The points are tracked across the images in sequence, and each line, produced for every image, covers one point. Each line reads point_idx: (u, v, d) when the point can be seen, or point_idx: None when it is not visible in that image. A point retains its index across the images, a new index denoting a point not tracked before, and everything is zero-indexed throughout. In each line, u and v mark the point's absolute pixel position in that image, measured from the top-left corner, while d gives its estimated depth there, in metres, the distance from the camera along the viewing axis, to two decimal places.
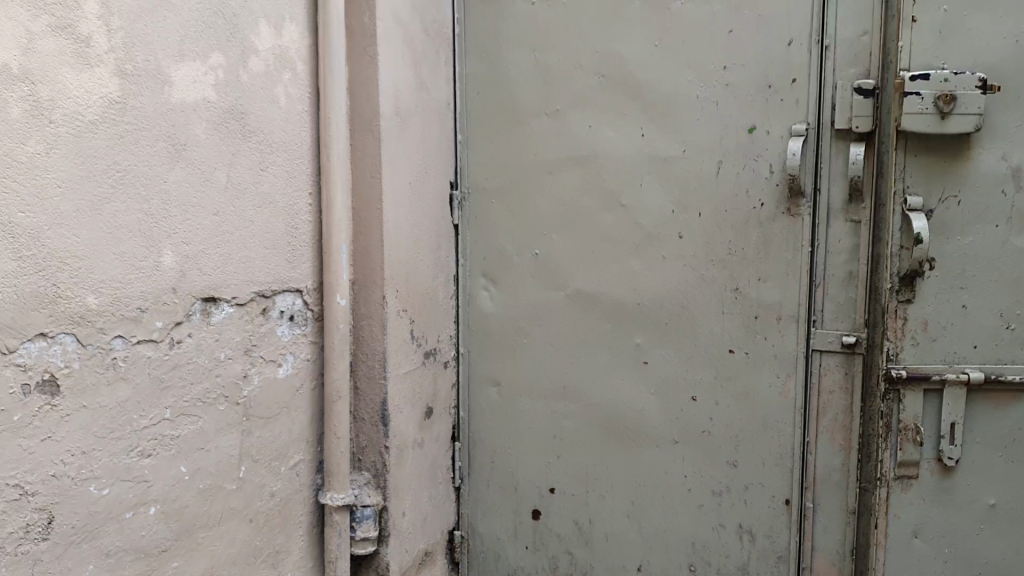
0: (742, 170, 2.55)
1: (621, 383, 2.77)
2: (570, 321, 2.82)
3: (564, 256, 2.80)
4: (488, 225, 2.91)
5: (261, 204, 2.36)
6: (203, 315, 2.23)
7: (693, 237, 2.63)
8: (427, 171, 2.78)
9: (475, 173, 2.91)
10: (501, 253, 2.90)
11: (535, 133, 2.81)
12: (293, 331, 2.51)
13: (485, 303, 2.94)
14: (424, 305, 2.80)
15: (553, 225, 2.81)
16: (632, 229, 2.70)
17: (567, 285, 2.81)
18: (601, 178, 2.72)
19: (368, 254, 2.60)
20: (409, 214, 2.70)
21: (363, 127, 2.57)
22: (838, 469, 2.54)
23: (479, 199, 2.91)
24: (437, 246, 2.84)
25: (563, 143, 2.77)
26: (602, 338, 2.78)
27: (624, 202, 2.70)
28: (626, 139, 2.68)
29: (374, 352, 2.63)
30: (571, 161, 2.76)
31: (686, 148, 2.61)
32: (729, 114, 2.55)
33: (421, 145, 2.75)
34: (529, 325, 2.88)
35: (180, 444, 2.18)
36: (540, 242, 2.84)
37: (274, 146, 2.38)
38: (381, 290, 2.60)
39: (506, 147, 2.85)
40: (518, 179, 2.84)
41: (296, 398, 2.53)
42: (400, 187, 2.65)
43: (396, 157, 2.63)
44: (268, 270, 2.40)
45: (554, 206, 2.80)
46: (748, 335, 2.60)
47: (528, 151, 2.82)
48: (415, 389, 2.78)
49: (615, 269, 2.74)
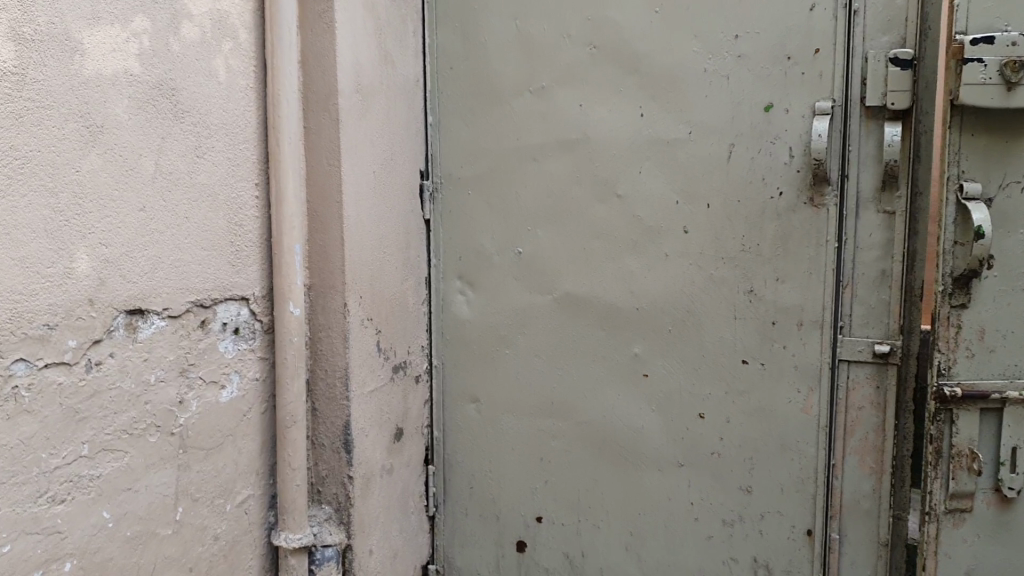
0: (756, 155, 2.22)
1: (617, 398, 2.43)
2: (559, 329, 2.48)
3: (551, 255, 2.46)
4: (464, 220, 2.56)
5: (196, 198, 1.99)
6: (128, 331, 1.86)
7: (700, 232, 2.29)
8: (393, 159, 2.42)
9: (447, 161, 2.56)
10: (479, 251, 2.55)
11: (516, 115, 2.46)
12: (238, 346, 2.14)
13: (460, 309, 2.59)
14: (391, 313, 2.44)
15: (538, 220, 2.47)
16: (629, 224, 2.36)
17: (554, 287, 2.47)
18: (593, 166, 2.38)
19: (326, 255, 2.24)
20: (371, 208, 2.33)
21: (318, 108, 2.21)
22: (869, 496, 2.21)
23: (453, 190, 2.56)
24: (405, 244, 2.49)
25: (549, 126, 2.42)
26: (594, 348, 2.44)
27: (620, 192, 2.36)
28: (622, 120, 2.34)
29: (334, 368, 2.27)
30: (558, 146, 2.42)
31: (692, 129, 2.28)
32: (741, 91, 2.22)
33: (386, 128, 2.39)
34: (511, 333, 2.53)
35: (102, 485, 1.81)
36: (523, 238, 2.49)
37: (212, 129, 2.01)
38: (343, 297, 2.24)
39: (483, 130, 2.50)
40: (497, 167, 2.50)
41: (243, 424, 2.17)
42: (362, 177, 2.29)
43: (358, 142, 2.27)
44: (206, 276, 2.03)
45: (539, 198, 2.46)
46: (764, 344, 2.27)
47: (508, 135, 2.47)
48: (382, 408, 2.42)
49: (609, 269, 2.40)
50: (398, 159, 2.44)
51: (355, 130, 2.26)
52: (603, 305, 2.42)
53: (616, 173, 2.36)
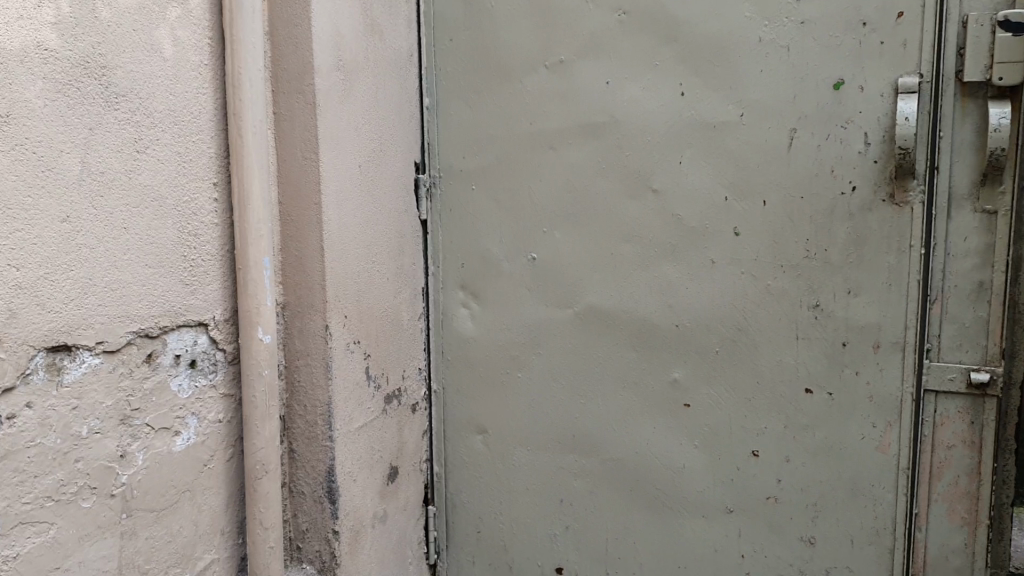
0: (824, 142, 1.83)
1: (652, 432, 2.05)
2: (582, 349, 2.09)
3: (572, 262, 2.07)
4: (467, 221, 2.16)
5: (135, 205, 1.59)
6: (50, 373, 1.46)
7: (754, 235, 1.91)
8: (383, 149, 2.02)
9: (447, 150, 2.16)
10: (486, 257, 2.16)
11: (530, 95, 2.06)
12: (195, 382, 1.75)
13: (464, 324, 2.20)
14: (382, 332, 2.05)
15: (557, 220, 2.07)
16: (667, 225, 1.97)
17: (576, 300, 2.08)
18: (623, 156, 1.99)
19: (304, 268, 1.85)
20: (356, 209, 1.94)
21: (291, 90, 1.81)
22: (959, 552, 1.83)
23: (454, 185, 2.17)
24: (399, 250, 2.10)
25: (569, 108, 2.03)
26: (625, 372, 2.06)
27: (655, 188, 1.97)
28: (658, 101, 1.95)
29: (315, 404, 1.89)
30: (581, 132, 2.02)
31: (744, 111, 1.89)
32: (805, 64, 1.83)
33: (374, 113, 1.99)
34: (525, 354, 2.15)
35: (19, 569, 1.41)
36: (539, 241, 2.10)
37: (156, 117, 1.61)
38: (324, 318, 1.86)
39: (489, 114, 2.11)
40: (507, 158, 2.10)
41: (203, 476, 1.78)
42: (345, 171, 1.90)
43: (340, 130, 1.88)
44: (152, 299, 1.64)
45: (557, 195, 2.06)
46: (832, 370, 1.88)
47: (520, 120, 2.08)
48: (373, 446, 2.04)
49: (643, 279, 2.01)
50: (389, 149, 2.05)
51: (337, 115, 1.87)
52: (635, 321, 2.03)
53: (651, 165, 1.97)
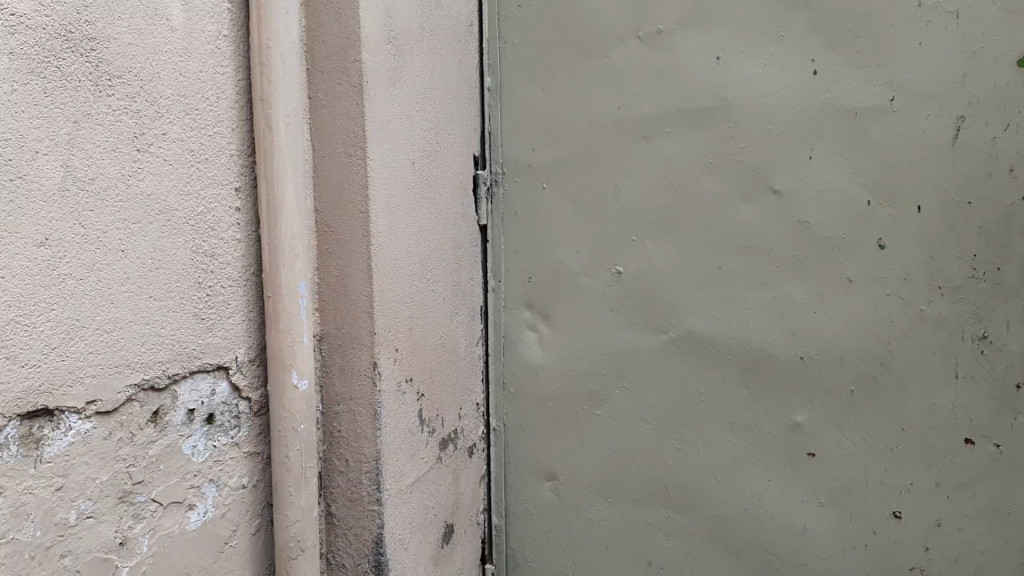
0: (1000, 133, 1.45)
1: (767, 485, 1.68)
2: (678, 383, 1.72)
3: (667, 278, 1.70)
4: (538, 226, 1.80)
5: (135, 221, 1.21)
6: (25, 446, 1.08)
7: (904, 250, 1.53)
8: (438, 141, 1.64)
9: (514, 141, 1.80)
10: (559, 270, 1.79)
11: (619, 73, 1.69)
12: (212, 442, 1.37)
13: (530, 350, 1.84)
14: (437, 364, 1.68)
15: (649, 227, 1.70)
16: (791, 235, 1.60)
17: (672, 323, 1.71)
18: (736, 149, 1.62)
19: (348, 293, 1.48)
20: (407, 217, 1.56)
21: (333, 69, 1.43)
22: None
23: (521, 183, 1.80)
24: (455, 263, 1.73)
25: (668, 90, 1.65)
26: (732, 413, 1.69)
27: (777, 189, 1.60)
28: (783, 81, 1.57)
29: (360, 461, 1.51)
30: (683, 120, 1.65)
31: (895, 94, 1.50)
32: (978, 34, 1.45)
33: (429, 96, 1.61)
34: (606, 387, 1.78)
35: None
36: (625, 252, 1.73)
37: (161, 104, 1.23)
38: (372, 356, 1.48)
39: (566, 97, 1.73)
40: (588, 151, 1.73)
41: (223, 559, 1.40)
42: (397, 169, 1.52)
43: (391, 119, 1.50)
44: (157, 341, 1.26)
45: (650, 196, 1.69)
46: (1002, 417, 1.51)
47: (604, 104, 1.70)
48: (426, 505, 1.66)
49: (758, 300, 1.64)
50: (445, 141, 1.67)
51: (388, 101, 1.49)
52: (747, 351, 1.66)
53: (773, 160, 1.60)
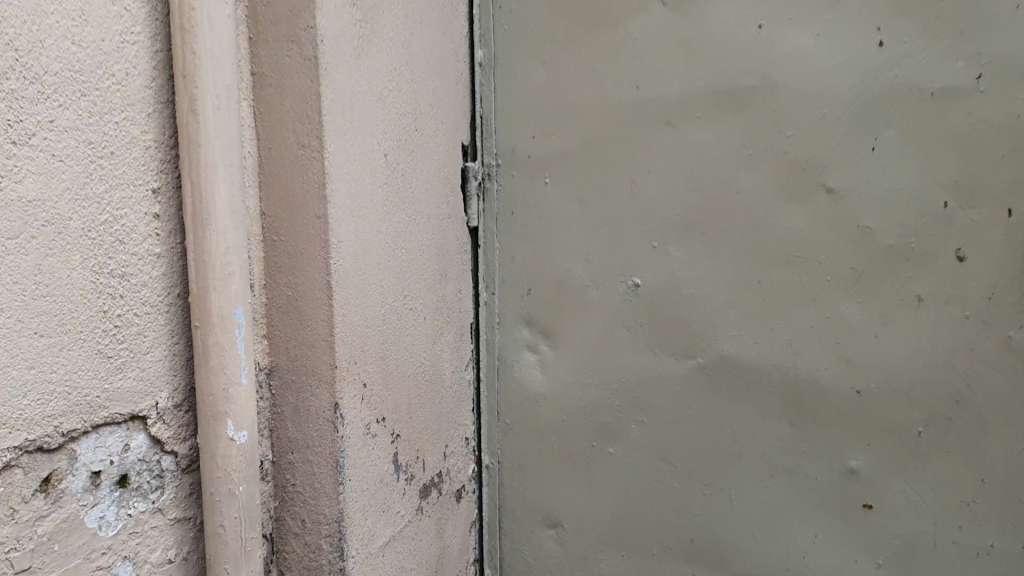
0: None
1: (814, 542, 1.40)
2: (707, 419, 1.43)
3: (694, 293, 1.41)
4: (538, 229, 1.51)
5: (13, 235, 0.90)
6: None
7: (990, 262, 1.24)
8: (418, 129, 1.35)
9: (509, 127, 1.50)
10: (564, 281, 1.50)
11: (638, 45, 1.39)
12: (125, 510, 1.08)
13: (529, 375, 1.55)
14: (417, 397, 1.39)
15: (673, 231, 1.41)
16: (847, 243, 1.31)
17: (700, 347, 1.42)
18: (782, 138, 1.32)
19: (302, 318, 1.19)
20: (377, 222, 1.27)
21: (280, 39, 1.14)
22: None
23: (519, 178, 1.51)
24: (438, 274, 1.44)
25: (697, 66, 1.36)
26: (772, 455, 1.40)
27: (831, 187, 1.31)
28: (841, 54, 1.28)
29: (318, 523, 1.22)
30: (716, 102, 1.35)
31: (982, 71, 1.21)
32: None
33: (405, 74, 1.31)
34: (619, 421, 1.49)
35: None
36: (645, 261, 1.44)
37: (47, 80, 0.92)
38: (332, 395, 1.19)
39: (573, 75, 1.44)
40: (599, 140, 1.44)
41: None
42: (363, 164, 1.23)
43: (356, 101, 1.20)
44: (47, 391, 0.95)
45: (675, 195, 1.40)
46: None
47: (618, 83, 1.41)
48: (404, 567, 1.38)
49: (807, 321, 1.35)
50: (426, 128, 1.37)
51: (353, 78, 1.19)
52: (792, 382, 1.37)
53: (826, 153, 1.30)
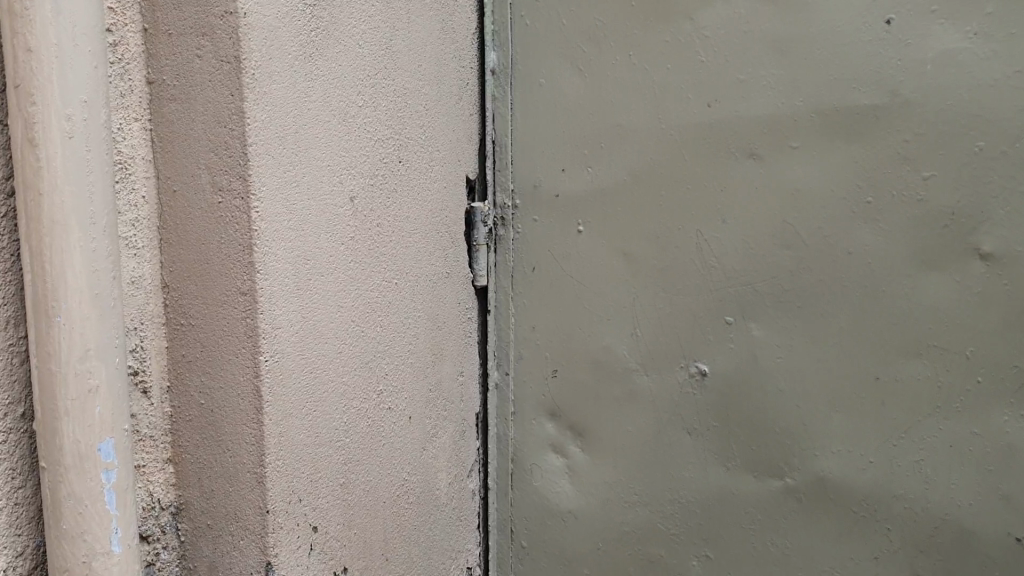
0: None
1: None
2: (797, 561, 1.04)
3: (784, 388, 1.02)
4: (569, 292, 1.10)
5: None
6: None
7: None
8: (402, 161, 0.96)
9: (532, 155, 1.10)
10: (603, 363, 1.10)
11: (708, 46, 1.00)
12: None
13: (554, 487, 1.15)
14: (397, 529, 1.00)
15: (756, 303, 1.02)
16: (1010, 332, 0.92)
17: (790, 463, 1.03)
18: (916, 180, 0.93)
19: (220, 439, 0.82)
20: (341, 296, 0.88)
21: (188, 31, 0.77)
22: None
23: (544, 225, 1.11)
24: (433, 354, 1.04)
25: (793, 75, 0.97)
26: None
27: (987, 251, 0.92)
28: (1008, 62, 0.88)
29: None
30: (820, 127, 0.97)
31: None
32: None
33: (385, 84, 0.93)
34: (674, 555, 1.09)
35: None
36: (714, 342, 1.05)
37: None
38: (263, 552, 0.81)
39: (620, 84, 1.04)
40: (653, 174, 1.04)
41: None
42: (318, 214, 0.84)
43: (307, 124, 0.82)
44: None
45: (759, 253, 1.01)
46: None
47: (681, 99, 1.02)
48: None
49: (943, 436, 0.96)
50: (414, 159, 0.98)
51: (302, 92, 0.81)
52: (920, 519, 0.98)
53: (982, 201, 0.91)
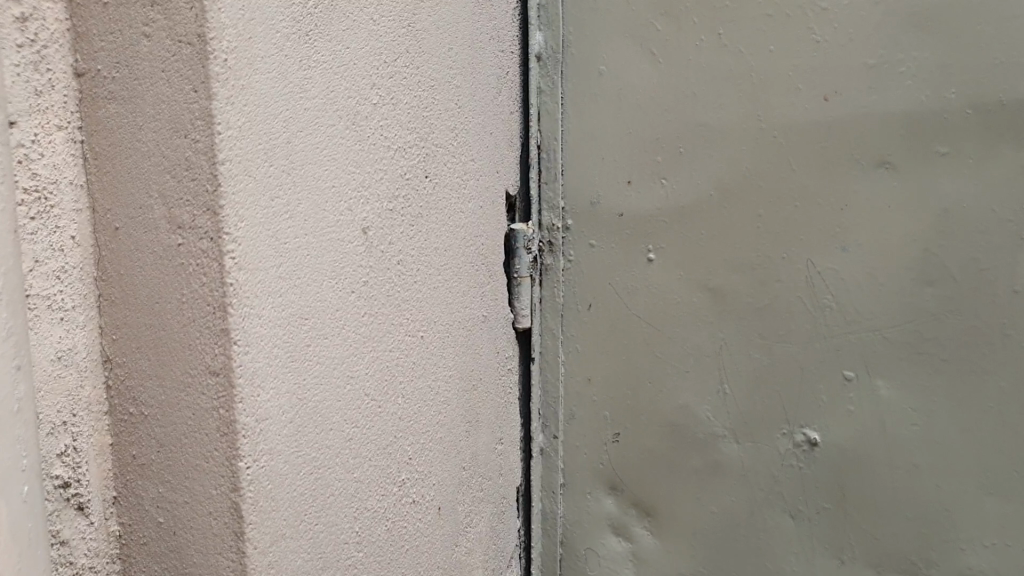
0: None
1: None
2: None
3: (919, 463, 0.79)
4: (637, 336, 0.88)
5: None
6: None
7: None
8: (429, 177, 0.72)
9: (588, 163, 0.88)
10: (679, 426, 0.87)
11: (826, 23, 0.78)
12: None
13: None
14: None
15: (883, 353, 0.79)
16: None
17: (926, 559, 0.80)
18: None
19: (186, 572, 0.58)
20: (352, 364, 0.65)
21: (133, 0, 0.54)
22: None
23: (606, 252, 0.88)
24: (466, 423, 0.81)
25: (941, 60, 0.74)
26: None
27: None
28: None
29: None
30: (979, 128, 0.74)
31: None
32: None
33: (409, 74, 0.69)
34: None
35: None
36: (827, 402, 0.82)
37: None
38: None
39: (706, 74, 0.82)
40: (750, 188, 0.82)
41: None
42: (319, 255, 0.61)
43: (304, 130, 0.59)
44: None
45: (890, 290, 0.78)
46: None
47: (788, 91, 0.80)
48: None
49: None
50: (443, 173, 0.74)
51: (296, 85, 0.58)
52: None
53: None
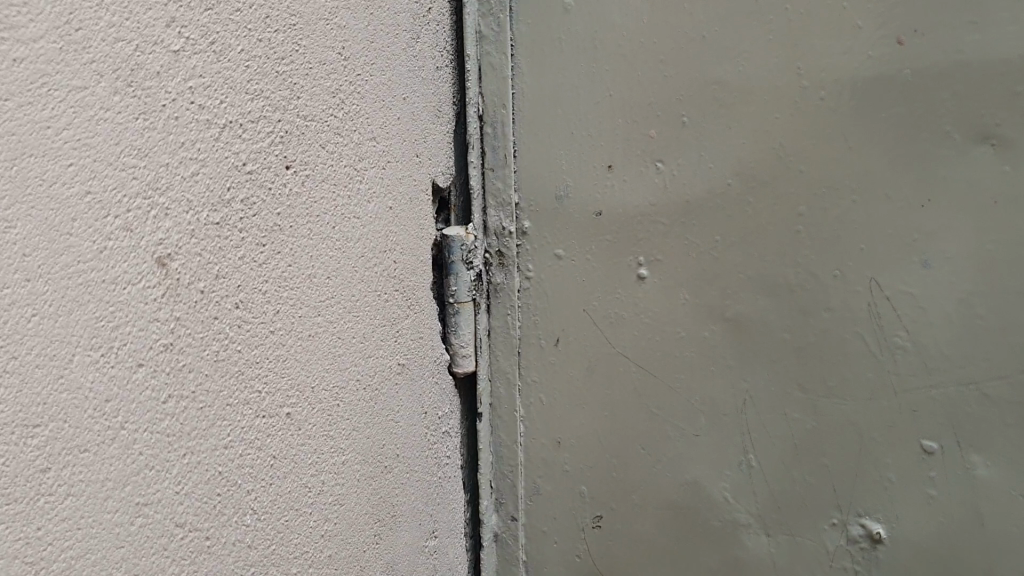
0: None
1: None
2: None
3: None
4: (623, 384, 0.63)
5: None
6: None
7: None
8: (292, 167, 0.46)
9: (553, 141, 0.63)
10: (684, 509, 0.62)
11: None
12: None
13: None
14: None
15: (982, 418, 0.54)
16: None
17: None
18: None
19: None
20: (137, 485, 0.38)
21: None
22: None
23: (579, 266, 0.63)
24: (376, 523, 0.55)
25: None
26: None
27: None
28: None
29: None
30: None
31: None
32: None
33: (246, 5, 0.43)
34: None
35: None
36: (898, 485, 0.56)
37: None
38: None
39: (720, 8, 0.57)
40: (787, 174, 0.57)
41: None
42: (59, 317, 0.34)
43: (13, 97, 0.32)
44: None
45: (994, 325, 0.53)
46: None
47: (840, 34, 0.54)
48: None
49: None
50: (318, 161, 0.48)
51: None
52: None
53: None
